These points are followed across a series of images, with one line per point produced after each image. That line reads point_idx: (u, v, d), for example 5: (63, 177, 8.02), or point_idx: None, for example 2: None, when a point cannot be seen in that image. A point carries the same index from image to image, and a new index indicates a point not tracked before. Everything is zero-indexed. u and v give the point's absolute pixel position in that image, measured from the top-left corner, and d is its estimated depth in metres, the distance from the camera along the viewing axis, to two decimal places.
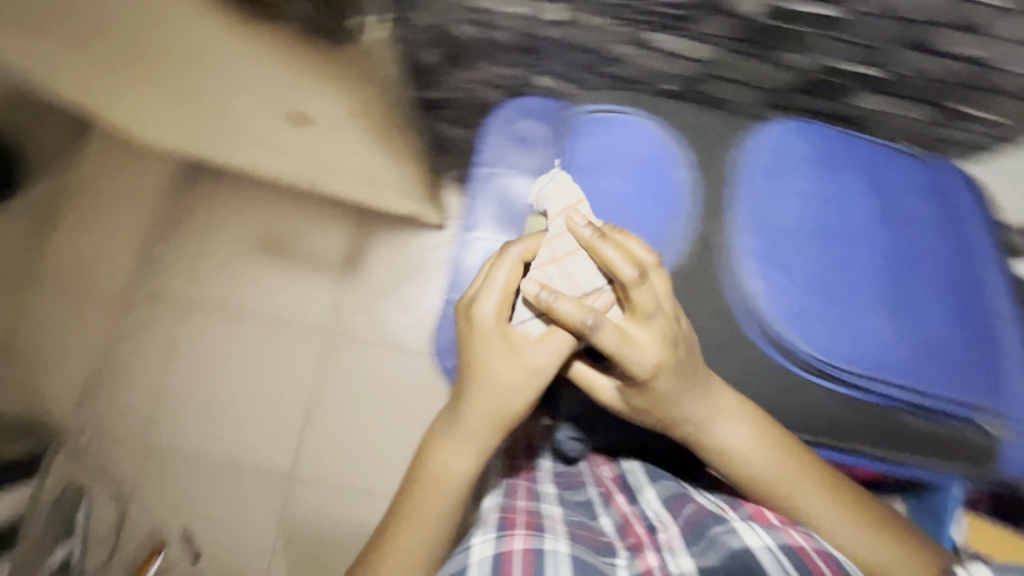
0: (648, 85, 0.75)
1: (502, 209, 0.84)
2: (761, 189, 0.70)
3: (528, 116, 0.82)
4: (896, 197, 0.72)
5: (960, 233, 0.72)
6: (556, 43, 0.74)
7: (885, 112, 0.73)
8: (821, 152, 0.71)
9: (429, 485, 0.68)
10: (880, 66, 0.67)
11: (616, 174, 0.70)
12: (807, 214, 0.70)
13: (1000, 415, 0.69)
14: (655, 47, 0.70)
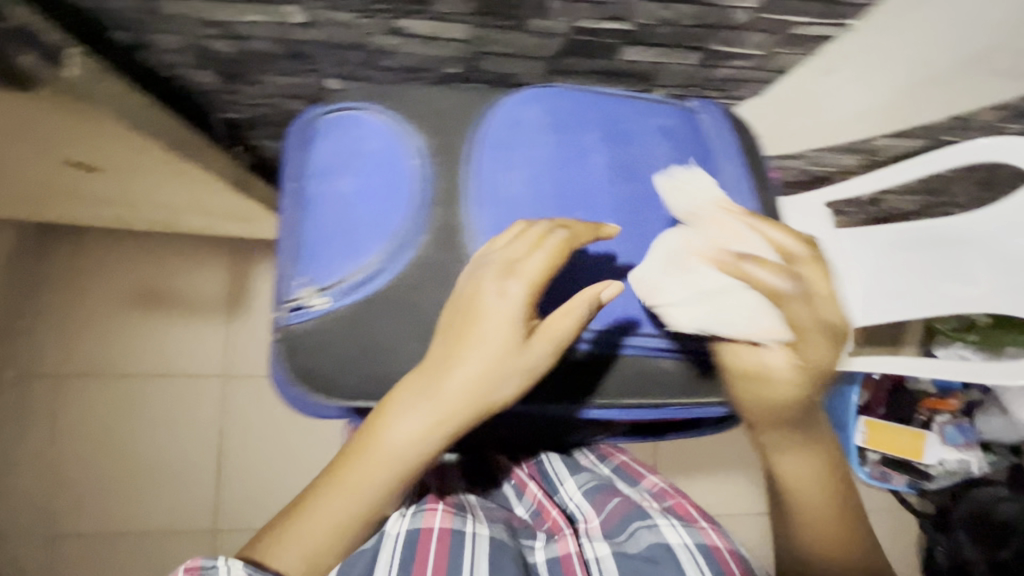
0: (432, 70, 0.73)
1: (293, 237, 0.52)
2: (490, 155, 0.52)
3: (321, 122, 0.54)
4: (630, 148, 0.55)
5: (712, 148, 0.58)
6: (318, 45, 0.68)
7: (665, 62, 0.71)
8: (548, 113, 0.54)
9: (351, 475, 0.44)
10: (631, 22, 0.62)
11: (350, 174, 0.50)
12: (539, 180, 0.52)
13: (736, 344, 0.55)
14: (409, 33, 0.65)
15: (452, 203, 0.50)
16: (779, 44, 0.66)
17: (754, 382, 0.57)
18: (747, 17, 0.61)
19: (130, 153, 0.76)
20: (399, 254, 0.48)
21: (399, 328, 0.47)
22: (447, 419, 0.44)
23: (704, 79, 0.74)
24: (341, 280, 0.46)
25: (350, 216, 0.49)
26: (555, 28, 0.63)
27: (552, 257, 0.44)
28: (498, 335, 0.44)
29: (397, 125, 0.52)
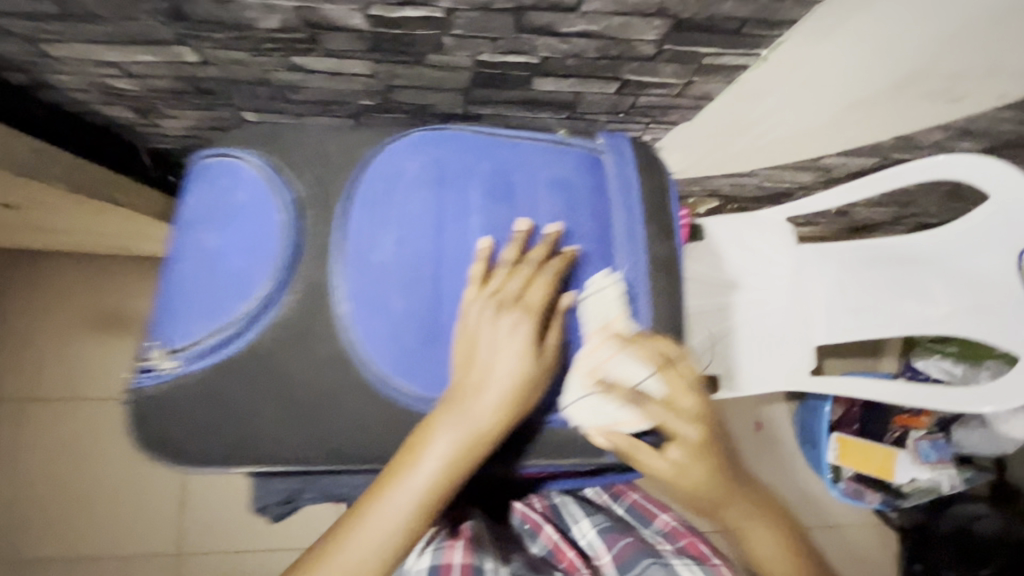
0: (345, 102, 0.71)
1: (168, 286, 0.49)
2: (361, 218, 0.49)
3: (220, 168, 0.50)
4: (515, 204, 0.52)
5: (606, 196, 0.55)
6: (222, 81, 0.66)
7: (582, 91, 0.68)
8: (429, 166, 0.51)
9: (396, 490, 0.44)
10: (533, 56, 0.59)
11: (214, 230, 0.48)
12: (411, 241, 0.49)
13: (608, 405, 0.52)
14: (311, 69, 0.63)
15: (324, 260, 0.49)
16: (696, 72, 0.63)
17: (635, 444, 0.54)
18: (655, 50, 0.58)
19: (48, 200, 0.71)
20: (256, 321, 0.47)
21: (258, 396, 0.48)
22: (479, 432, 0.46)
23: (626, 105, 0.72)
24: (196, 343, 0.47)
25: (203, 275, 0.48)
26: (456, 62, 0.61)
27: (549, 290, 0.49)
28: (515, 363, 0.47)
29: (269, 178, 0.50)
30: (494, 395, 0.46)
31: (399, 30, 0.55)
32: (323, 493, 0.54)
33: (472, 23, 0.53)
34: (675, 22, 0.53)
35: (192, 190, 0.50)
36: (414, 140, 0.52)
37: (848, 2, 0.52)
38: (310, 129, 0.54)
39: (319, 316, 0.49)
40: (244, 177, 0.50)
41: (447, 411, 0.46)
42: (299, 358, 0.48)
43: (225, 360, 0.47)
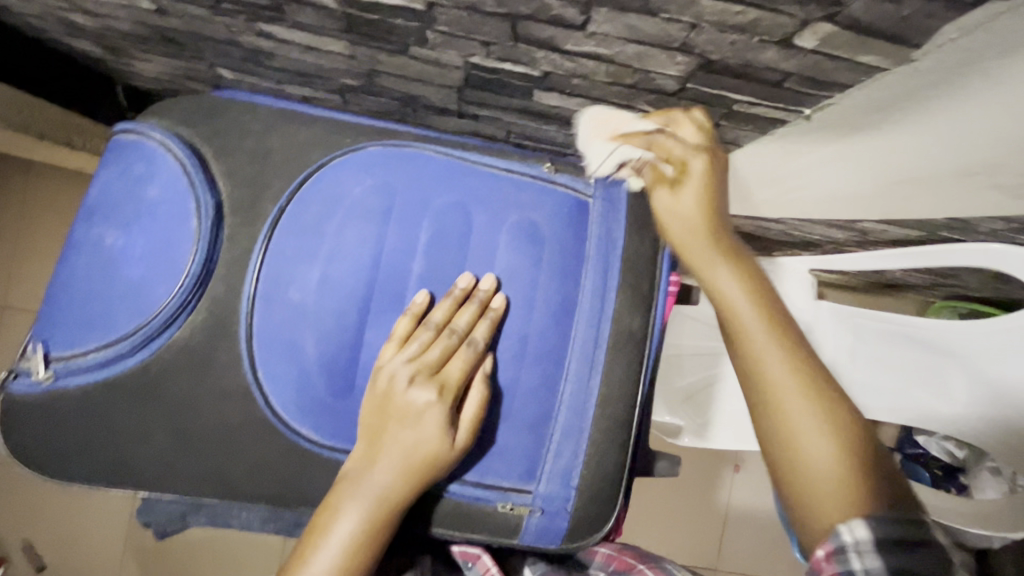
0: (327, 78, 0.62)
1: (62, 280, 0.42)
2: (284, 244, 0.42)
3: (136, 152, 0.43)
4: (469, 249, 0.45)
5: (582, 257, 0.46)
6: (189, 35, 0.58)
7: None
8: (378, 191, 0.44)
9: None
10: (532, 68, 0.50)
11: (119, 225, 0.42)
12: (335, 282, 0.43)
13: (524, 495, 0.45)
14: (283, 40, 0.55)
15: (235, 282, 0.42)
16: (724, 118, 0.53)
17: (546, 532, 0.46)
18: (678, 86, 0.48)
19: None
20: (150, 337, 0.41)
21: (149, 421, 0.41)
22: (384, 506, 0.40)
23: None
24: (79, 355, 0.40)
25: (98, 277, 0.41)
26: (445, 59, 0.52)
27: (471, 361, 0.42)
28: (424, 441, 0.40)
29: (190, 173, 0.43)
30: (398, 474, 0.40)
31: (376, 15, 0.46)
32: (212, 520, 0.49)
33: (458, 22, 0.44)
34: (703, 62, 0.43)
35: (106, 173, 0.44)
36: (368, 159, 0.45)
37: (914, 82, 0.40)
38: (252, 119, 0.45)
39: (220, 342, 0.42)
40: (162, 166, 0.43)
41: (351, 486, 0.40)
42: (194, 386, 0.41)
43: (111, 379, 0.41)
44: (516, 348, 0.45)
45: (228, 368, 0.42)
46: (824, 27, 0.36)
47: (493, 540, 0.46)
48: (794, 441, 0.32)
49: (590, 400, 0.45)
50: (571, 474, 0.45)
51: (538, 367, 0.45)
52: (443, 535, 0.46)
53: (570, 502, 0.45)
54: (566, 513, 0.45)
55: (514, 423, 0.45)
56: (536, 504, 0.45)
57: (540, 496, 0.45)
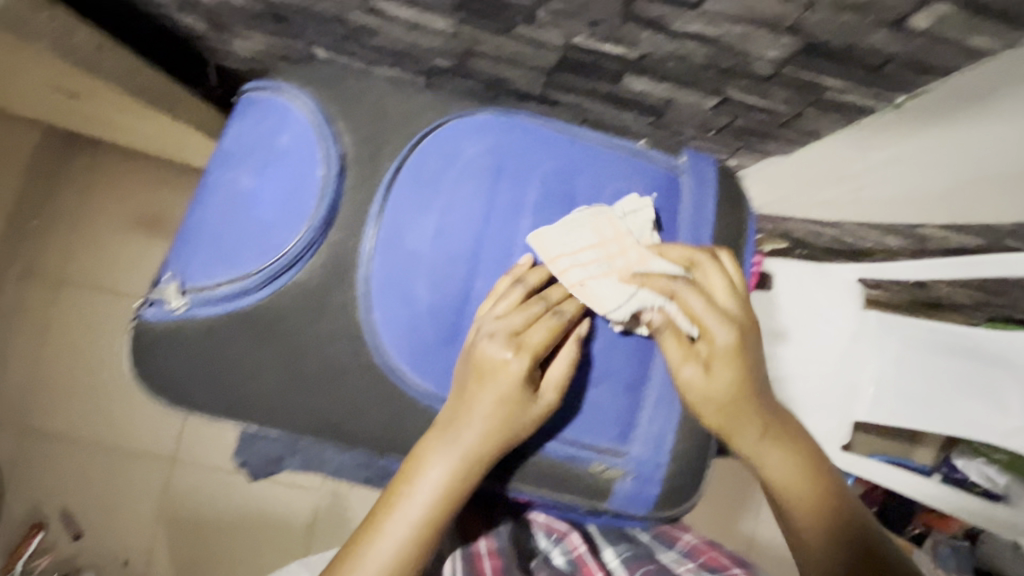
0: (419, 59, 0.65)
1: (195, 218, 0.45)
2: (402, 196, 0.45)
3: (269, 106, 0.46)
4: (574, 211, 0.47)
5: (675, 229, 0.49)
6: (299, 11, 0.62)
7: (674, 98, 0.61)
8: (490, 153, 0.47)
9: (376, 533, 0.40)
10: (630, 49, 0.53)
11: (253, 170, 0.45)
12: (448, 234, 0.45)
13: (619, 458, 0.47)
14: (390, 17, 0.58)
15: (355, 231, 0.45)
16: (811, 105, 0.56)
17: (636, 498, 0.48)
18: (772, 70, 0.51)
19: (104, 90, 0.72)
20: (275, 276, 0.43)
21: (268, 359, 0.44)
22: (465, 460, 0.41)
23: (718, 124, 0.64)
24: (209, 289, 0.43)
25: (232, 218, 0.44)
26: (546, 39, 0.55)
27: (558, 326, 0.43)
28: (511, 407, 0.42)
29: (320, 126, 0.46)
30: (483, 428, 0.41)
31: None
32: (304, 465, 0.51)
33: None
34: (807, 44, 0.46)
35: (238, 123, 0.47)
36: (481, 122, 0.47)
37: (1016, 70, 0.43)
38: (370, 83, 0.49)
39: (338, 287, 0.44)
40: (293, 120, 0.46)
41: (436, 437, 0.42)
42: (313, 325, 0.44)
43: (238, 312, 0.44)
44: None
45: (343, 311, 0.44)
46: (938, 5, 0.38)
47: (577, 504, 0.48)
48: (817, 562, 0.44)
49: None
50: (663, 439, 0.47)
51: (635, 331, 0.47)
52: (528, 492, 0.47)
53: (661, 467, 0.47)
54: (657, 479, 0.47)
55: (611, 385, 0.47)
56: (629, 469, 0.47)
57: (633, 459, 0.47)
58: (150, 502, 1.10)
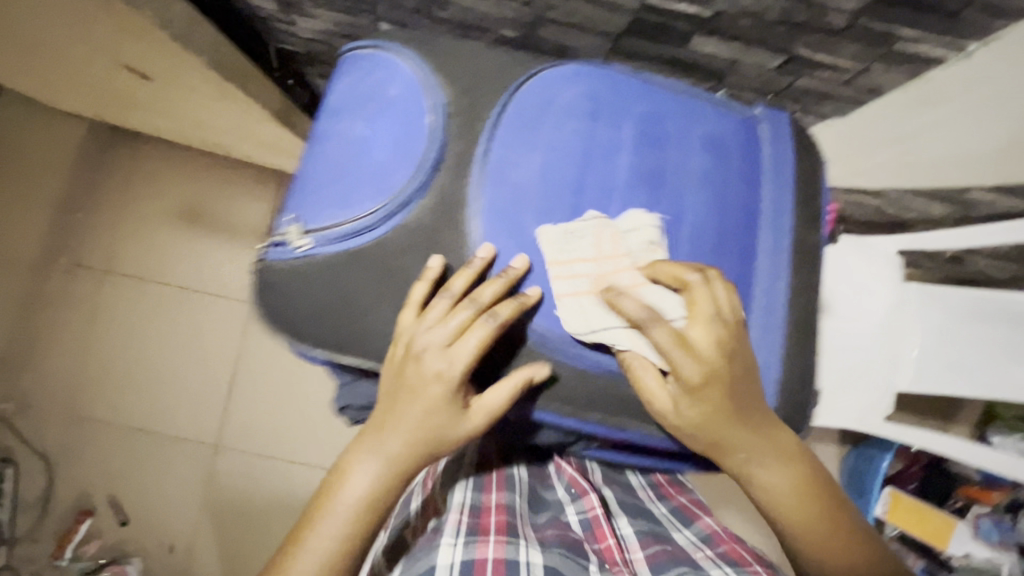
0: (486, 30, 0.68)
1: (318, 163, 0.56)
2: (511, 133, 0.54)
3: (377, 65, 0.57)
4: (659, 150, 0.56)
5: (759, 169, 0.58)
6: None
7: (739, 59, 0.64)
8: (585, 95, 0.55)
9: (330, 509, 0.53)
10: (705, 5, 0.57)
11: (365, 119, 0.55)
12: (555, 168, 0.54)
13: (729, 384, 0.56)
14: None
15: (462, 172, 0.53)
16: (876, 58, 0.61)
17: (749, 431, 0.56)
18: (846, 21, 0.56)
19: (177, 66, 0.79)
20: (392, 213, 0.52)
21: (380, 289, 0.53)
22: (391, 457, 0.53)
23: (774, 85, 0.68)
24: (335, 225, 0.53)
25: (353, 164, 0.54)
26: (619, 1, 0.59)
27: (484, 338, 0.51)
28: (433, 400, 0.52)
29: (423, 77, 0.55)
30: (405, 431, 0.53)
31: None
32: None
33: None
34: None
35: (350, 81, 0.58)
36: (574, 69, 0.56)
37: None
38: (460, 50, 0.57)
39: (445, 222, 0.53)
40: (400, 75, 0.56)
41: (370, 441, 0.54)
42: (418, 260, 0.53)
43: (355, 246, 0.53)
44: (699, 244, 0.56)
45: (454, 245, 0.53)
46: None
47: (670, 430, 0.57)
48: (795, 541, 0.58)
49: (779, 294, 0.57)
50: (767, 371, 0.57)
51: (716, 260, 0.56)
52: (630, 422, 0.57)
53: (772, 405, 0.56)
54: (768, 414, 0.56)
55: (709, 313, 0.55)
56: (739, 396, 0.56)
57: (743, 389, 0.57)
58: (256, 422, 1.52)
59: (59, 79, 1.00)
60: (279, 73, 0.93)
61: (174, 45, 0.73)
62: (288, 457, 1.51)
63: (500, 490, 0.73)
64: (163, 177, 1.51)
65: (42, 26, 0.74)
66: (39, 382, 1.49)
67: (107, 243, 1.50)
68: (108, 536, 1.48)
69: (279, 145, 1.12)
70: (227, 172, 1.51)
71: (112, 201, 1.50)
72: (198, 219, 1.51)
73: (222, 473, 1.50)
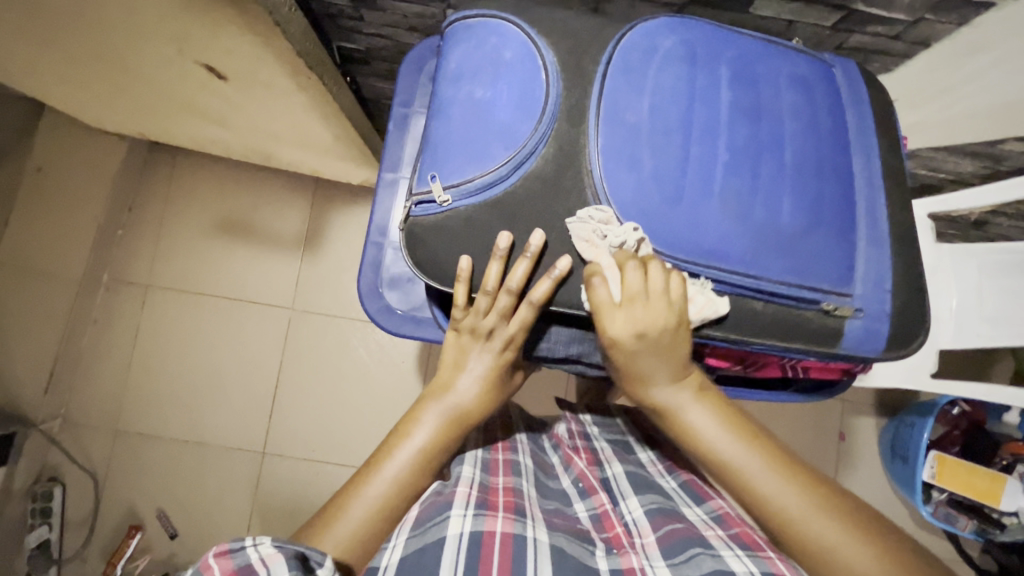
0: None
1: (442, 128, 0.61)
2: (620, 83, 0.60)
3: (487, 31, 0.61)
4: (753, 88, 0.62)
5: (841, 100, 0.66)
6: None
7: (794, 21, 0.70)
8: (681, 44, 0.61)
9: (386, 463, 0.62)
10: None
11: (485, 83, 0.60)
12: (662, 109, 0.60)
13: (848, 296, 0.63)
14: None
15: (577, 125, 0.59)
16: (928, 10, 0.67)
17: (868, 336, 0.64)
18: None
19: (251, 67, 0.84)
20: (521, 163, 0.59)
21: (518, 231, 0.60)
22: (446, 413, 0.66)
23: (826, 42, 0.74)
24: (471, 180, 0.59)
25: (481, 122, 0.59)
26: None
27: (526, 322, 0.63)
28: (501, 362, 0.67)
29: (535, 41, 0.60)
30: (467, 393, 0.67)
31: None
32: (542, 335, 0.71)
33: None
34: None
35: (459, 48, 0.63)
36: (668, 23, 0.62)
37: None
38: (551, 19, 0.62)
39: (567, 171, 0.59)
40: (511, 40, 0.61)
41: (437, 397, 0.67)
42: (553, 206, 0.60)
43: (491, 199, 0.59)
44: (802, 167, 0.62)
45: (576, 193, 0.59)
46: None
47: (795, 344, 0.63)
48: (797, 521, 0.55)
49: (879, 209, 0.65)
50: (883, 279, 0.64)
51: (819, 181, 0.62)
52: (758, 343, 0.63)
53: (885, 305, 0.64)
54: (883, 318, 0.64)
55: (819, 230, 0.62)
56: (860, 307, 0.63)
57: (865, 301, 0.63)
58: (300, 427, 1.52)
59: (119, 87, 1.05)
60: (340, 63, 0.99)
61: (252, 48, 0.77)
62: (333, 460, 1.51)
63: (506, 472, 0.73)
64: (199, 192, 1.56)
65: (124, 35, 0.79)
66: (84, 398, 1.51)
67: (148, 256, 1.54)
68: (154, 550, 1.46)
69: (330, 147, 1.17)
70: (264, 181, 1.57)
71: (153, 217, 1.55)
72: (237, 228, 1.56)
73: (268, 480, 1.50)
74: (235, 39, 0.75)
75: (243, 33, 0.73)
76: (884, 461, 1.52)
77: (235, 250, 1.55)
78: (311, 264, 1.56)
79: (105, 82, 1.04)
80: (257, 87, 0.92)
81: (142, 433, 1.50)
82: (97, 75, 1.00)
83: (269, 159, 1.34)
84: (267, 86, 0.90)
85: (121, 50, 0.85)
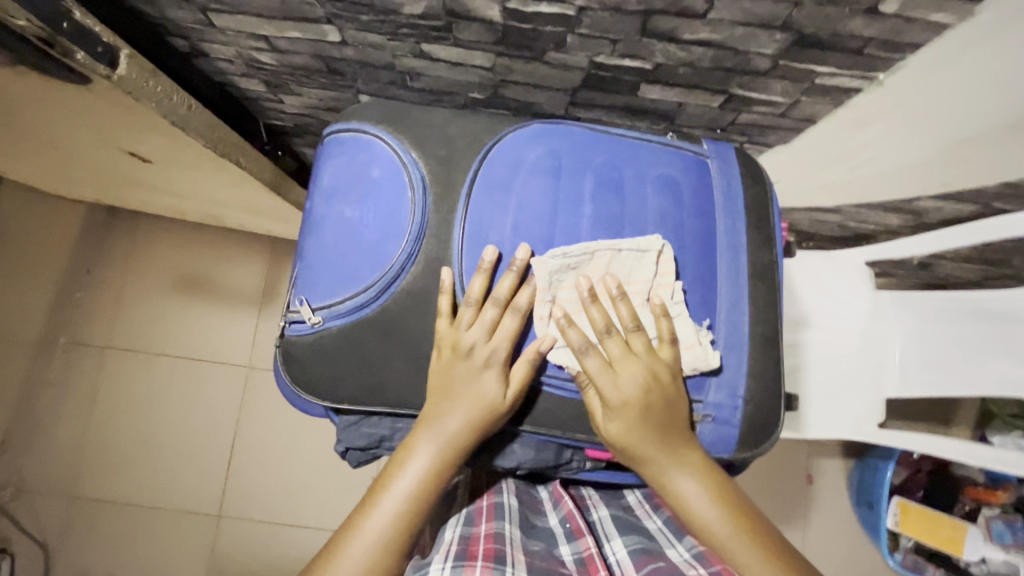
0: (457, 93, 0.77)
1: (320, 245, 0.66)
2: (484, 200, 0.65)
3: (361, 149, 0.67)
4: (615, 196, 0.67)
5: (713, 200, 0.69)
6: (351, 63, 0.73)
7: (683, 101, 0.72)
8: (548, 156, 0.67)
9: (385, 498, 0.60)
10: (646, 60, 0.64)
11: (355, 203, 0.65)
12: (524, 226, 0.65)
13: (698, 403, 0.67)
14: (435, 58, 0.69)
15: (447, 239, 0.65)
16: (804, 92, 0.69)
17: (721, 438, 0.68)
18: (770, 64, 0.63)
19: (173, 152, 0.86)
20: (387, 284, 0.64)
21: (393, 353, 0.65)
22: (444, 442, 0.61)
23: (719, 117, 0.76)
24: (342, 303, 0.64)
25: (352, 241, 0.65)
26: (572, 61, 0.66)
27: (519, 323, 0.63)
28: (492, 377, 0.63)
29: (403, 156, 0.66)
30: (458, 418, 0.62)
31: (529, 24, 0.60)
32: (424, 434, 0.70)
33: (599, 23, 0.59)
34: (798, 36, 0.58)
35: (335, 162, 0.68)
36: (536, 132, 0.68)
37: (935, 65, 0.62)
38: (436, 131, 0.67)
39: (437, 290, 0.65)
40: (383, 158, 0.66)
41: (426, 427, 0.62)
42: (420, 321, 0.65)
43: (361, 318, 0.65)
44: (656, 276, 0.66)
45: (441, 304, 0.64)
46: None
47: None
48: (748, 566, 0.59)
49: (743, 315, 0.67)
50: (737, 388, 0.67)
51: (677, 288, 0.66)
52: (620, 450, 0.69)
53: (737, 411, 0.67)
54: (734, 421, 0.67)
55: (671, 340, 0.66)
56: (710, 412, 0.67)
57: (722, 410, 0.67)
58: (254, 486, 1.50)
59: (58, 166, 1.07)
60: (270, 140, 1.01)
61: (165, 136, 0.79)
62: (288, 519, 1.49)
63: (488, 518, 0.70)
64: (157, 253, 1.58)
65: (43, 129, 0.81)
66: (38, 466, 1.49)
67: (104, 318, 1.55)
68: None
69: (274, 212, 1.19)
70: (221, 238, 1.58)
71: (111, 280, 1.56)
72: (194, 287, 1.57)
73: (222, 543, 1.47)
74: (147, 131, 0.77)
75: (151, 126, 0.75)
76: (853, 503, 1.49)
77: (194, 309, 1.56)
78: (268, 319, 1.56)
79: (43, 163, 1.06)
80: (185, 168, 0.94)
81: (94, 499, 1.48)
82: (35, 160, 1.03)
83: (220, 222, 1.35)
84: (193, 167, 0.92)
85: (45, 140, 0.87)
